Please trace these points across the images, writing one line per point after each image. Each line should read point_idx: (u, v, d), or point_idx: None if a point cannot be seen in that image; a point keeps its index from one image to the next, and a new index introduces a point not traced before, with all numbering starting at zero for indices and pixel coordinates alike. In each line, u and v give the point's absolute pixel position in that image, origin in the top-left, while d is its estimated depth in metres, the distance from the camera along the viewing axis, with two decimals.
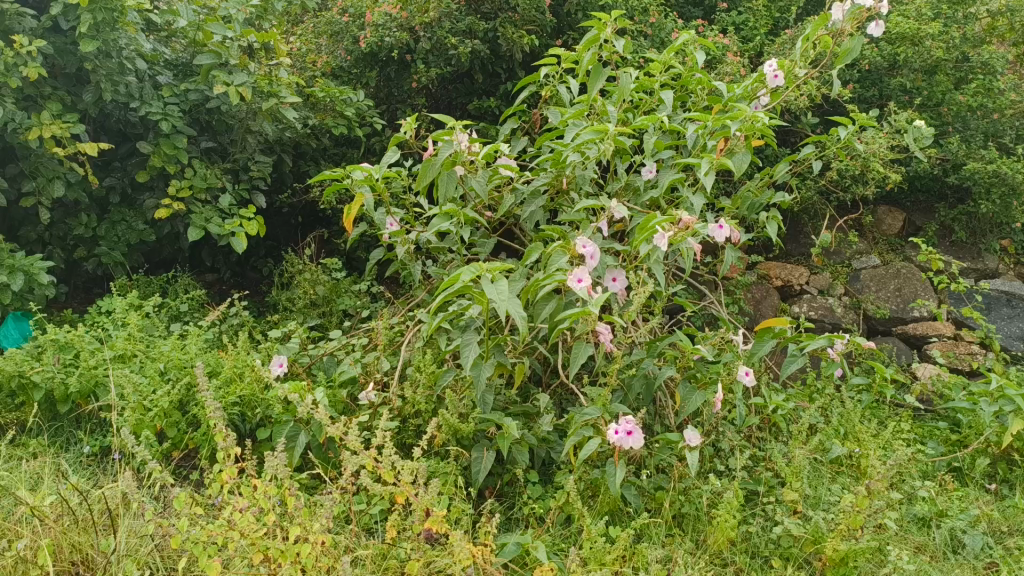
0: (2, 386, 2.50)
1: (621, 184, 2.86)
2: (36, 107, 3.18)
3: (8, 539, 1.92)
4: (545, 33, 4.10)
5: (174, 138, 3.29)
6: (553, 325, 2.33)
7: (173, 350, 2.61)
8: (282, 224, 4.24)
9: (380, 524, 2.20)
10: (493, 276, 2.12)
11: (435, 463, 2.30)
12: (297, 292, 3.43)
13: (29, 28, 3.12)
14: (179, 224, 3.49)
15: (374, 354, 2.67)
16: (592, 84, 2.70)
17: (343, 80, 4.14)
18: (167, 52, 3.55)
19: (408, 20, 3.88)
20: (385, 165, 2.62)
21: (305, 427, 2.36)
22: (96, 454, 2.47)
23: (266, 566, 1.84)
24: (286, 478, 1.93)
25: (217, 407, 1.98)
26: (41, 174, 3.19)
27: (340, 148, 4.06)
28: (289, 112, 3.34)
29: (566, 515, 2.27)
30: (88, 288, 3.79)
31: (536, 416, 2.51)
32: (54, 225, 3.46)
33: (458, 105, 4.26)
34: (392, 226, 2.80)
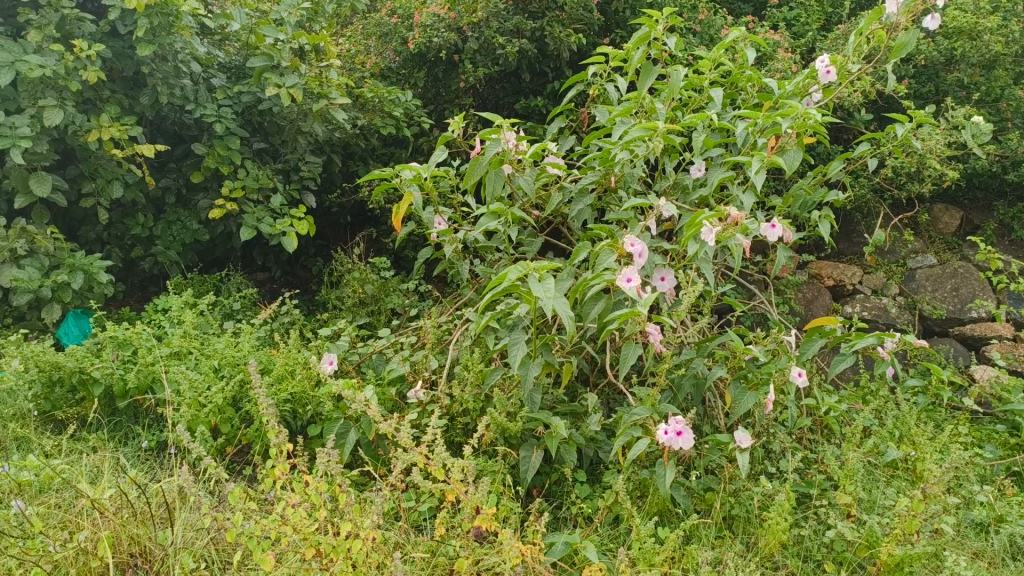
0: (64, 381, 2.57)
1: (669, 182, 2.84)
2: (95, 110, 3.26)
3: (70, 531, 1.97)
4: (592, 32, 4.10)
5: (227, 139, 3.35)
6: (602, 325, 2.32)
7: (226, 348, 2.65)
8: (332, 223, 4.30)
9: (429, 521, 2.21)
10: (540, 275, 2.12)
11: (484, 462, 2.31)
12: (347, 291, 3.48)
13: (88, 33, 3.21)
14: (232, 224, 3.56)
15: (423, 353, 2.69)
16: (642, 83, 2.69)
17: (392, 81, 4.18)
18: (221, 55, 3.62)
19: (457, 20, 3.91)
20: (433, 164, 2.63)
21: (355, 424, 2.40)
22: (153, 449, 2.53)
23: (319, 561, 1.86)
24: (338, 474, 1.96)
25: (270, 403, 2.02)
26: (101, 176, 3.27)
27: (388, 148, 4.10)
28: (338, 113, 3.38)
29: (615, 515, 2.27)
30: (144, 286, 3.88)
31: (584, 415, 2.51)
32: (112, 225, 3.54)
33: (505, 105, 4.27)
34: (440, 225, 2.81)
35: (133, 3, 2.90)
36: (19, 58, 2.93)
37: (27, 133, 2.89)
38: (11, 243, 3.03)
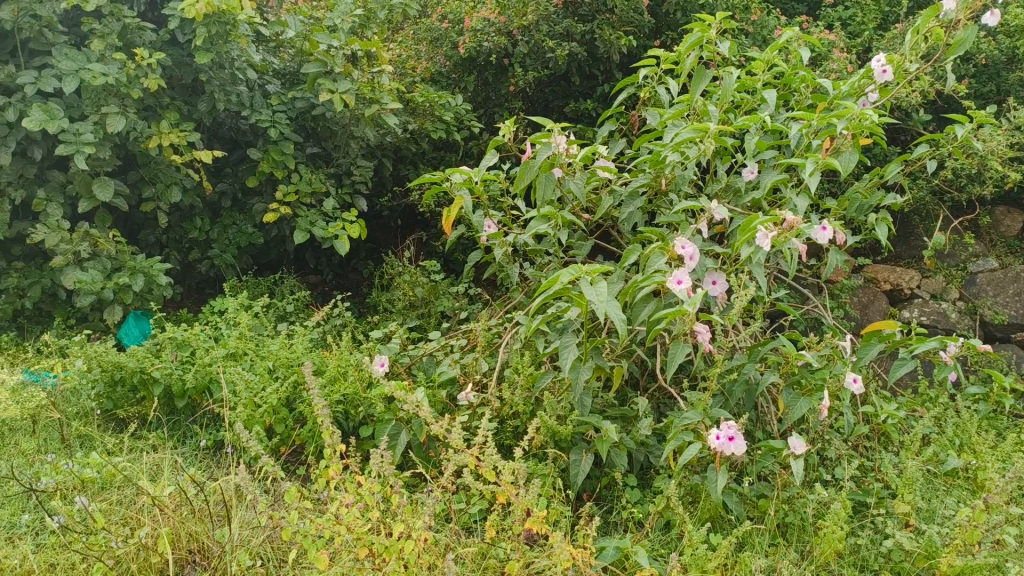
0: (125, 381, 2.64)
1: (721, 185, 2.81)
2: (155, 116, 3.35)
3: (131, 527, 2.02)
4: (642, 34, 4.09)
5: (282, 144, 3.41)
6: (652, 328, 2.30)
7: (281, 349, 2.69)
8: (383, 226, 4.36)
9: (479, 523, 2.22)
10: (591, 278, 2.11)
11: (534, 464, 2.31)
12: (398, 293, 3.52)
13: (149, 42, 3.29)
14: (286, 227, 3.62)
15: (473, 355, 2.70)
16: (694, 85, 2.67)
17: (442, 85, 4.21)
18: (276, 62, 3.69)
19: (507, 24, 3.90)
20: (484, 168, 2.64)
21: (407, 426, 2.42)
22: (210, 448, 2.58)
23: (372, 561, 1.88)
24: (391, 475, 1.98)
25: (324, 404, 2.05)
26: (160, 181, 3.35)
27: (439, 152, 4.13)
28: (390, 117, 3.42)
29: (666, 520, 2.25)
30: (201, 288, 3.96)
31: (635, 419, 2.50)
32: (171, 228, 3.64)
33: (555, 108, 4.28)
34: (490, 228, 2.82)
35: (192, 12, 2.96)
36: (83, 67, 3.02)
37: (91, 139, 2.98)
38: (75, 246, 3.12)
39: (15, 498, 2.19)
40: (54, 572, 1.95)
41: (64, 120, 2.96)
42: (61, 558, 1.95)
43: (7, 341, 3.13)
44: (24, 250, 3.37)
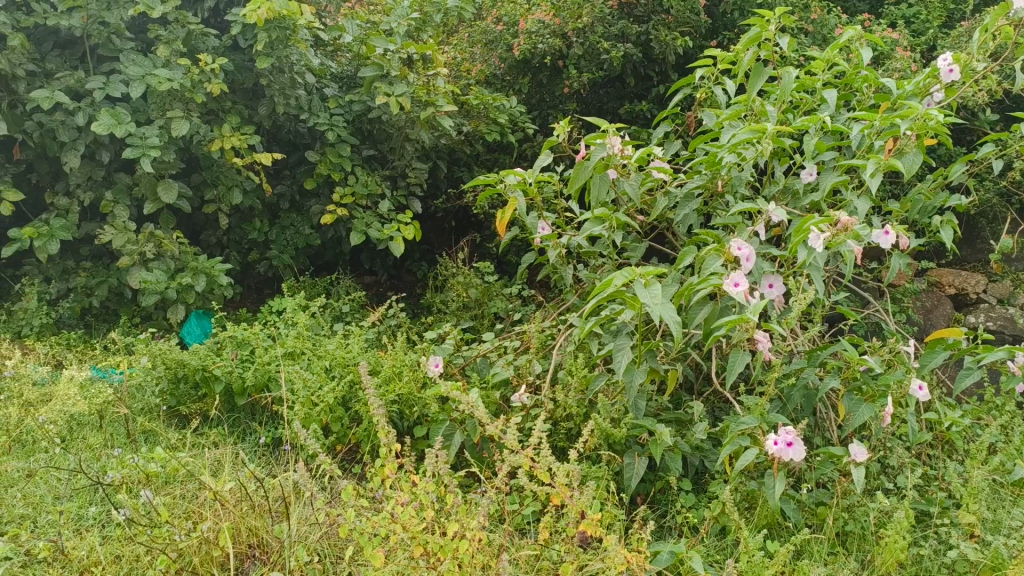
0: (188, 378, 2.71)
1: (779, 186, 2.77)
2: (217, 120, 3.43)
3: (193, 521, 2.07)
4: (699, 35, 4.06)
5: (339, 147, 3.46)
6: (708, 332, 2.28)
7: (337, 349, 2.72)
8: (437, 228, 4.40)
9: (532, 524, 2.23)
10: (647, 280, 2.10)
11: (588, 467, 2.30)
12: (452, 295, 3.56)
13: (212, 48, 3.37)
14: (342, 229, 3.67)
15: (527, 357, 2.70)
16: (752, 84, 2.63)
17: (497, 87, 4.23)
18: (334, 66, 3.75)
19: (562, 26, 3.92)
20: (539, 169, 2.64)
21: (460, 427, 2.44)
22: (269, 445, 2.63)
23: (427, 561, 1.89)
24: (446, 474, 2.00)
25: (380, 404, 2.08)
26: (222, 183, 3.43)
27: (493, 154, 4.16)
28: (445, 120, 3.44)
29: (722, 526, 2.23)
30: (259, 288, 4.04)
31: (690, 423, 2.48)
32: (231, 230, 3.73)
33: (609, 110, 4.27)
34: (544, 230, 2.82)
35: (253, 17, 3.03)
36: (149, 72, 3.10)
37: (156, 143, 3.05)
38: (141, 247, 3.21)
39: (83, 491, 2.26)
40: (119, 563, 2.01)
41: (130, 124, 3.05)
42: (126, 550, 2.01)
43: (75, 339, 3.23)
44: (92, 249, 3.49)
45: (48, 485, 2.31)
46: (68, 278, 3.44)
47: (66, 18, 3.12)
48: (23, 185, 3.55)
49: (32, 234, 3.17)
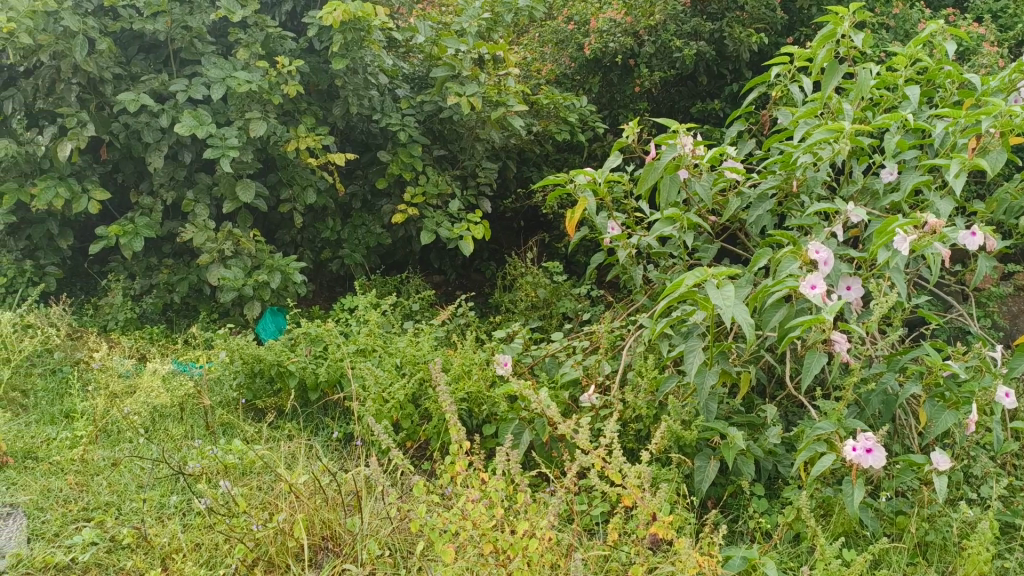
0: (263, 373, 2.77)
1: (857, 187, 2.69)
2: (294, 121, 3.51)
3: (270, 512, 2.12)
4: (774, 32, 4.02)
5: (410, 147, 3.51)
6: (783, 335, 2.23)
7: (408, 347, 2.74)
8: (506, 228, 4.42)
9: (601, 525, 2.22)
10: (720, 281, 2.06)
11: (658, 469, 2.28)
12: (520, 294, 3.57)
13: (289, 50, 3.46)
14: (412, 228, 3.71)
15: (596, 357, 2.69)
16: (827, 82, 2.56)
17: (567, 87, 4.22)
18: (406, 67, 3.79)
19: (633, 25, 3.90)
20: (608, 169, 2.61)
21: (529, 426, 2.45)
22: (342, 440, 2.68)
23: (496, 558, 1.89)
24: (517, 472, 2.00)
25: (452, 401, 2.10)
26: (297, 183, 3.50)
27: (563, 154, 4.16)
28: (516, 119, 3.45)
29: (796, 532, 2.18)
30: (331, 287, 4.12)
31: (763, 427, 2.43)
32: (305, 228, 3.80)
33: (681, 109, 4.24)
34: (613, 230, 2.79)
35: (329, 19, 3.09)
36: (230, 75, 3.19)
37: (235, 143, 3.14)
38: (220, 245, 3.31)
39: (165, 480, 2.32)
40: (198, 551, 2.07)
41: (211, 125, 3.14)
42: (206, 539, 2.07)
43: (157, 333, 3.34)
44: (173, 247, 3.60)
45: (131, 473, 2.39)
46: (150, 275, 3.56)
47: (151, 22, 3.22)
48: (110, 185, 3.69)
49: (118, 232, 3.28)
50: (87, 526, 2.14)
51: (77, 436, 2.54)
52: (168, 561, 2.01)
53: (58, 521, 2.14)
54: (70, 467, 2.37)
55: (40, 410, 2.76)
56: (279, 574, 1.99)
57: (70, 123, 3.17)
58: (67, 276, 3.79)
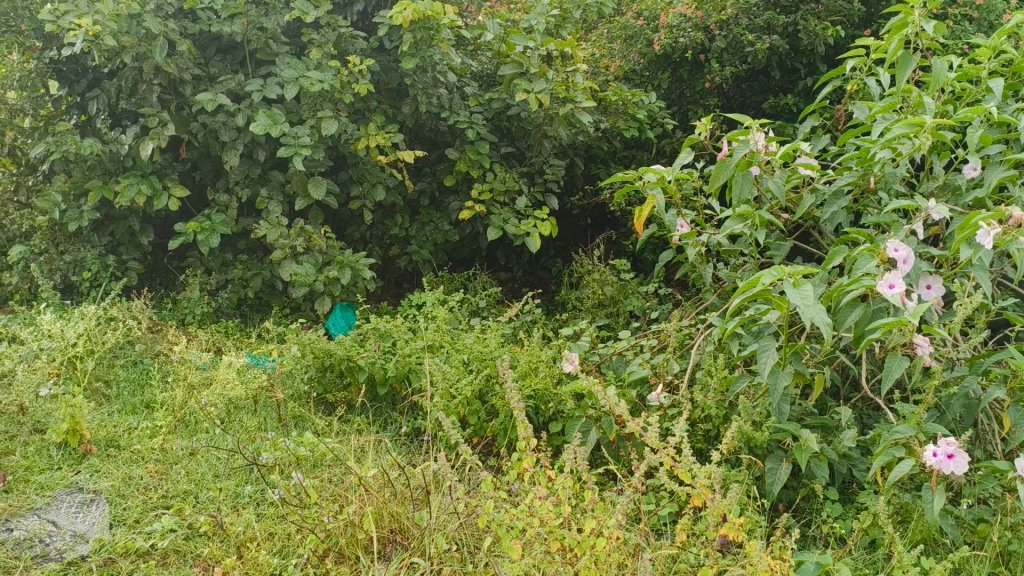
0: (333, 368, 2.82)
1: (938, 183, 2.58)
2: (364, 119, 3.56)
3: (340, 504, 2.15)
4: (851, 24, 3.92)
5: (478, 145, 3.52)
6: (860, 336, 2.16)
7: (475, 343, 2.75)
8: (573, 225, 4.40)
9: (669, 526, 2.19)
10: (795, 280, 2.01)
11: (728, 470, 2.24)
12: (587, 292, 3.56)
13: (361, 50, 3.50)
14: (479, 225, 3.74)
15: (664, 356, 2.66)
16: (902, 75, 2.47)
17: (636, 83, 4.18)
18: (474, 65, 3.81)
19: (704, 19, 3.87)
20: (678, 166, 2.57)
21: (596, 424, 2.44)
22: (410, 434, 2.71)
23: (563, 556, 1.88)
24: (585, 471, 1.99)
25: (520, 398, 2.10)
26: (367, 181, 3.56)
27: (631, 151, 4.14)
28: (584, 116, 3.44)
29: (872, 538, 2.12)
30: (400, 283, 4.16)
31: (836, 429, 2.37)
32: (374, 225, 3.86)
33: (753, 104, 4.18)
34: (683, 227, 2.75)
35: (399, 18, 3.12)
36: (303, 74, 3.25)
37: (308, 142, 3.20)
38: (292, 241, 3.38)
39: (239, 470, 2.38)
40: (272, 540, 2.11)
41: (285, 125, 3.20)
42: (279, 528, 2.11)
43: (232, 327, 3.43)
44: (247, 244, 3.70)
45: (209, 463, 2.45)
46: (225, 270, 3.66)
47: (228, 24, 3.30)
48: (188, 182, 3.80)
49: (196, 229, 3.38)
50: (166, 513, 2.22)
51: (157, 426, 2.63)
52: (242, 550, 2.06)
53: (139, 508, 2.22)
54: (150, 457, 2.45)
55: (122, 400, 2.85)
56: (348, 565, 2.01)
57: (151, 123, 3.28)
58: (147, 271, 3.92)
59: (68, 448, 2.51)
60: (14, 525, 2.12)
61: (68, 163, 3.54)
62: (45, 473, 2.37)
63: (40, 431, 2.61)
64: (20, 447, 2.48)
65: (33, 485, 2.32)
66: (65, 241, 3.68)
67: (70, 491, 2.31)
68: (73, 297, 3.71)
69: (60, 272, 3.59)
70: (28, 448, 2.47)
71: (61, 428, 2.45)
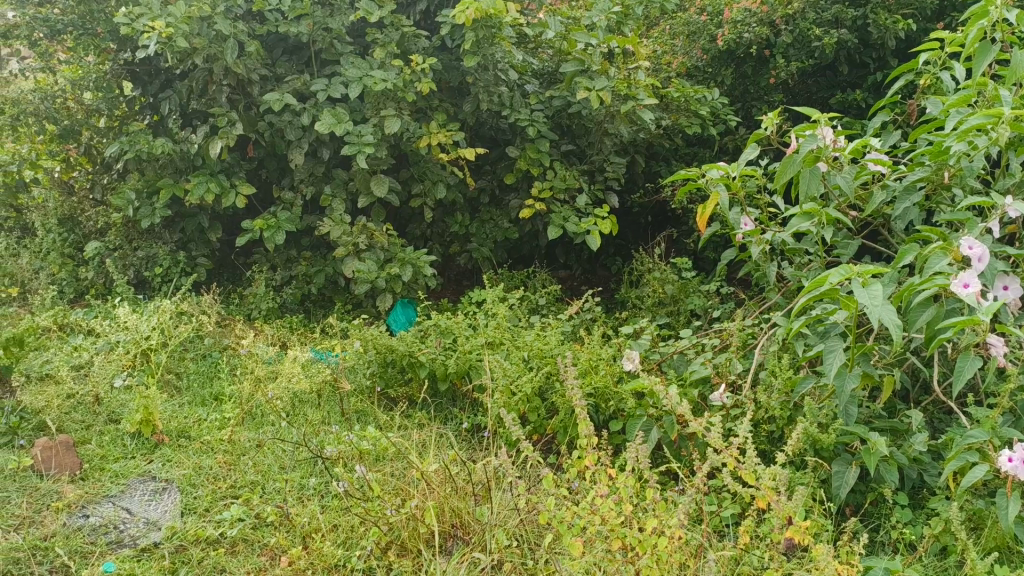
0: (395, 363, 2.86)
1: (1015, 180, 2.49)
2: (426, 118, 3.59)
3: (402, 498, 2.18)
4: (923, 17, 3.83)
5: (538, 142, 3.53)
6: (932, 336, 2.11)
7: (535, 340, 2.74)
8: (633, 224, 4.37)
9: (731, 527, 2.17)
10: (864, 280, 1.96)
11: (793, 473, 2.20)
12: (648, 290, 3.54)
13: (423, 49, 3.53)
14: (539, 223, 3.74)
15: (726, 356, 2.62)
16: (979, 65, 2.38)
17: (698, 80, 4.13)
18: (535, 62, 3.82)
19: (770, 14, 3.82)
20: (743, 163, 2.53)
21: (657, 424, 2.43)
22: (471, 430, 2.73)
23: (625, 555, 1.87)
24: (647, 470, 1.97)
25: (582, 396, 2.10)
26: (428, 178, 3.59)
27: (692, 148, 4.10)
28: (646, 113, 3.41)
29: (943, 545, 2.07)
30: (459, 280, 4.19)
31: (906, 433, 2.31)
32: (435, 222, 3.89)
33: (820, 100, 4.10)
34: (746, 225, 2.71)
35: (462, 17, 3.13)
36: (366, 74, 3.29)
37: (371, 140, 3.24)
38: (355, 238, 3.42)
39: (304, 462, 2.42)
40: (336, 532, 2.15)
41: (349, 123, 3.25)
42: (343, 520, 2.14)
43: (296, 322, 3.50)
44: (312, 241, 3.77)
45: (275, 455, 2.49)
46: (290, 266, 3.74)
47: (294, 24, 3.36)
48: (254, 181, 3.88)
49: (262, 226, 3.46)
50: (235, 502, 2.27)
51: (226, 418, 2.71)
52: (308, 540, 2.10)
53: (209, 497, 2.28)
54: (219, 447, 2.51)
55: (192, 392, 2.93)
56: (410, 559, 2.04)
57: (220, 123, 3.36)
58: (215, 267, 4.02)
59: (141, 438, 2.59)
60: (90, 512, 2.20)
61: (142, 162, 3.65)
62: (120, 462, 2.45)
63: (115, 421, 2.70)
64: (96, 436, 2.57)
65: (108, 473, 2.40)
66: (137, 238, 3.80)
67: (143, 480, 2.38)
68: (145, 291, 3.83)
69: (133, 268, 3.71)
70: (103, 438, 2.56)
71: (135, 418, 2.53)
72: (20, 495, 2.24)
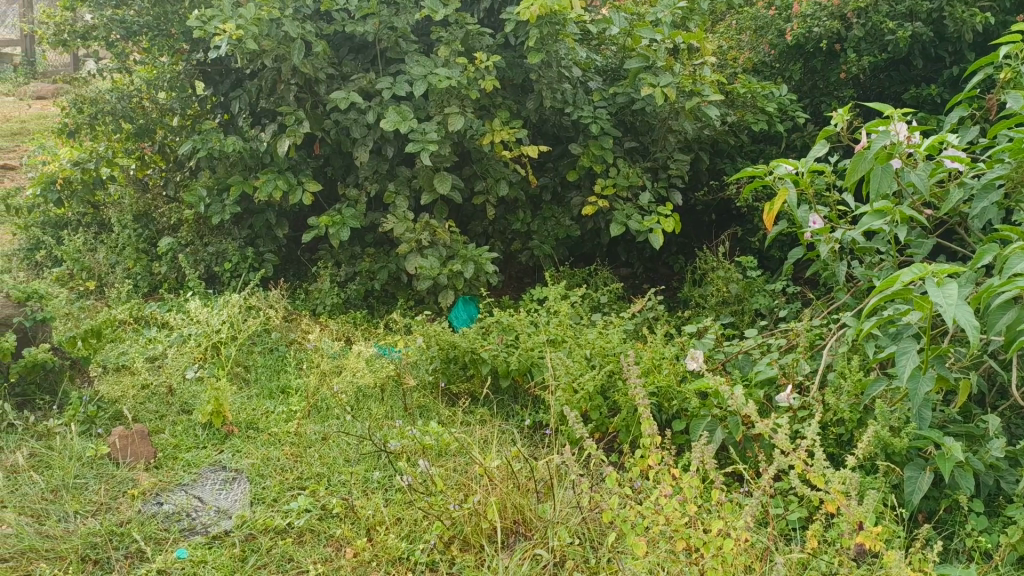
0: (458, 359, 2.88)
1: None
2: (489, 115, 3.61)
3: (464, 493, 2.19)
4: (1002, 9, 3.70)
5: (601, 140, 3.51)
6: (1011, 339, 2.03)
7: (598, 338, 2.73)
8: (696, 222, 4.32)
9: (798, 531, 2.13)
10: (939, 280, 1.89)
11: (863, 477, 2.15)
12: (711, 290, 3.49)
13: (487, 46, 3.55)
14: (601, 221, 3.72)
15: (793, 356, 2.57)
16: None
17: (765, 75, 4.07)
18: (599, 59, 3.80)
19: (841, 8, 3.74)
20: (812, 159, 2.47)
21: (722, 424, 2.40)
22: (532, 427, 2.73)
23: (688, 556, 1.85)
24: (712, 470, 1.94)
25: (645, 395, 2.09)
26: (491, 175, 3.60)
27: (759, 145, 4.03)
28: (711, 109, 3.37)
29: (1021, 555, 1.99)
30: (521, 278, 4.20)
31: (982, 438, 2.24)
32: (496, 220, 3.91)
33: (892, 95, 4.00)
34: (816, 223, 2.62)
35: (527, 14, 3.13)
36: (431, 72, 3.32)
37: (434, 137, 3.27)
38: (418, 235, 3.45)
39: (369, 455, 2.45)
40: (400, 525, 2.17)
41: (413, 121, 3.29)
42: (407, 514, 2.16)
43: (360, 318, 3.54)
44: (375, 238, 3.81)
45: (340, 447, 2.53)
46: (354, 263, 3.79)
47: (361, 23, 3.41)
48: (320, 178, 3.94)
49: (328, 222, 3.51)
50: (302, 493, 2.32)
51: (292, 410, 2.76)
52: (372, 532, 2.13)
53: (277, 488, 2.32)
54: (287, 439, 2.56)
55: (260, 384, 3.00)
56: (473, 553, 2.06)
57: (288, 121, 3.43)
58: (282, 263, 4.10)
59: (212, 429, 2.65)
60: (164, 499, 2.26)
61: (213, 160, 3.74)
62: (192, 452, 2.52)
63: (187, 411, 2.77)
64: (169, 426, 2.64)
65: (181, 461, 2.46)
66: (208, 234, 3.91)
67: (214, 469, 2.44)
68: (215, 286, 3.92)
69: (204, 263, 3.81)
70: (176, 427, 2.63)
71: (206, 409, 2.61)
72: (98, 481, 2.33)
